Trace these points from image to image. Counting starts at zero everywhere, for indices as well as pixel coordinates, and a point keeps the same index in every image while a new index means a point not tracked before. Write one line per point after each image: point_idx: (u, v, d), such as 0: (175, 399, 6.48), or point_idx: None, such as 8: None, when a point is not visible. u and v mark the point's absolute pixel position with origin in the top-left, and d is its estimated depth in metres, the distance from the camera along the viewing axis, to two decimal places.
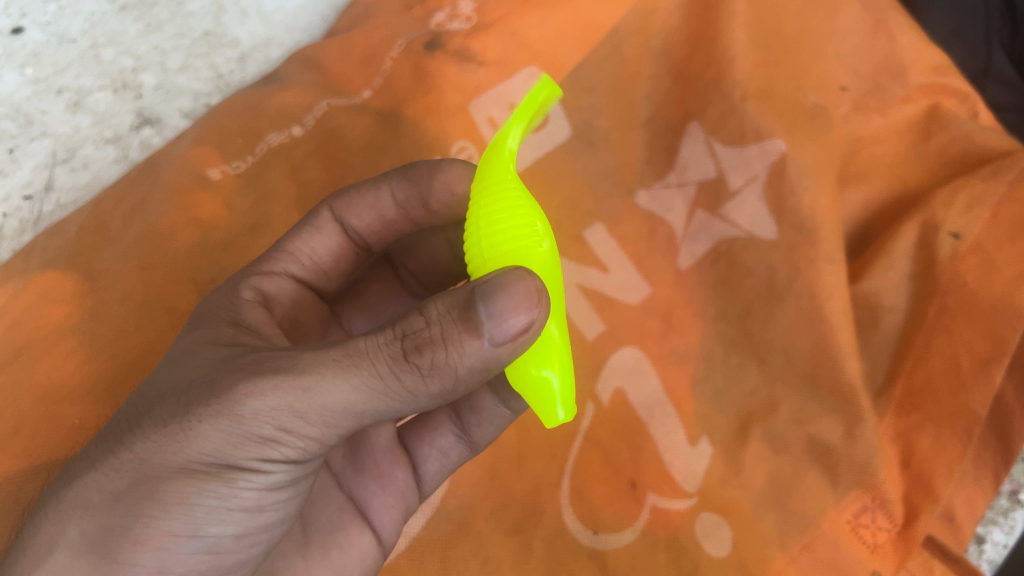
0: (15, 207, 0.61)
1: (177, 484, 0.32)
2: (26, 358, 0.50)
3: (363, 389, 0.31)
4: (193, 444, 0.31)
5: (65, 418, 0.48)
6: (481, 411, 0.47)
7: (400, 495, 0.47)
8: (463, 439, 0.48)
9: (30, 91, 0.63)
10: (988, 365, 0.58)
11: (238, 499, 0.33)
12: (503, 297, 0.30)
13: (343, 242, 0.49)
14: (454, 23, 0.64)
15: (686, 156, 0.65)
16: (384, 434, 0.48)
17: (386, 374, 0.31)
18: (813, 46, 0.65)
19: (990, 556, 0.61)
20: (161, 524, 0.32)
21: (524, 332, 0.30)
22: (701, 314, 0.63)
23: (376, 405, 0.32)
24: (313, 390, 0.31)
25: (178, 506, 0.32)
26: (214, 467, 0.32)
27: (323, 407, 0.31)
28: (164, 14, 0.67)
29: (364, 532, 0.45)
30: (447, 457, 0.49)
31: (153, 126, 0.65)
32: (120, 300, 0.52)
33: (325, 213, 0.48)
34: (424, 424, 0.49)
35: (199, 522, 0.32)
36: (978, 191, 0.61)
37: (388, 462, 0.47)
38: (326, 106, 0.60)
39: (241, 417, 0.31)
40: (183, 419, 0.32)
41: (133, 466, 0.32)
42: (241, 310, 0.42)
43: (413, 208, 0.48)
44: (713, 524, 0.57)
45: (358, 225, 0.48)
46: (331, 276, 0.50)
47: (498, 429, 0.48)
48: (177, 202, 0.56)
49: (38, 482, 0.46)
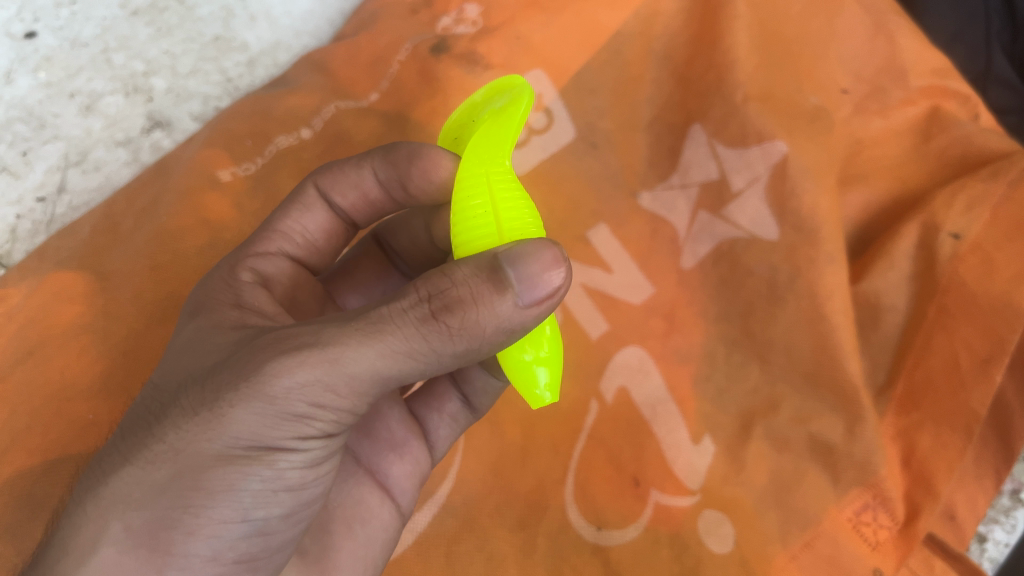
0: (28, 208, 0.62)
1: (219, 472, 0.33)
2: (40, 355, 0.51)
3: (391, 354, 0.32)
4: (228, 430, 0.32)
5: (79, 414, 0.49)
6: (479, 378, 0.50)
7: (416, 462, 0.48)
8: (466, 404, 0.51)
9: (43, 95, 0.65)
10: (987, 365, 0.58)
11: (279, 480, 0.34)
12: (531, 262, 0.31)
13: (331, 219, 0.50)
14: (460, 28, 0.65)
15: (689, 158, 0.66)
16: (394, 406, 0.49)
17: (413, 338, 0.31)
18: (812, 49, 0.66)
19: (992, 555, 0.61)
20: (208, 513, 0.33)
21: (551, 294, 0.32)
22: (703, 313, 0.64)
23: (406, 370, 0.33)
24: (341, 362, 0.32)
25: (223, 494, 0.33)
26: (250, 451, 0.33)
27: (353, 377, 0.32)
28: (175, 19, 0.69)
29: (384, 502, 0.46)
30: (455, 422, 0.51)
31: (163, 129, 0.66)
32: (131, 300, 0.53)
33: (311, 191, 0.49)
34: (429, 394, 0.51)
35: (245, 508, 0.34)
36: (977, 192, 0.62)
37: (401, 432, 0.48)
38: (334, 109, 0.62)
39: (275, 397, 0.32)
40: (213, 406, 0.32)
41: (169, 457, 0.32)
42: (242, 291, 0.42)
43: (394, 187, 0.48)
44: (716, 521, 0.58)
45: (342, 202, 0.50)
46: (323, 253, 0.51)
47: (496, 396, 0.51)
48: (186, 203, 0.56)
49: (54, 475, 0.47)
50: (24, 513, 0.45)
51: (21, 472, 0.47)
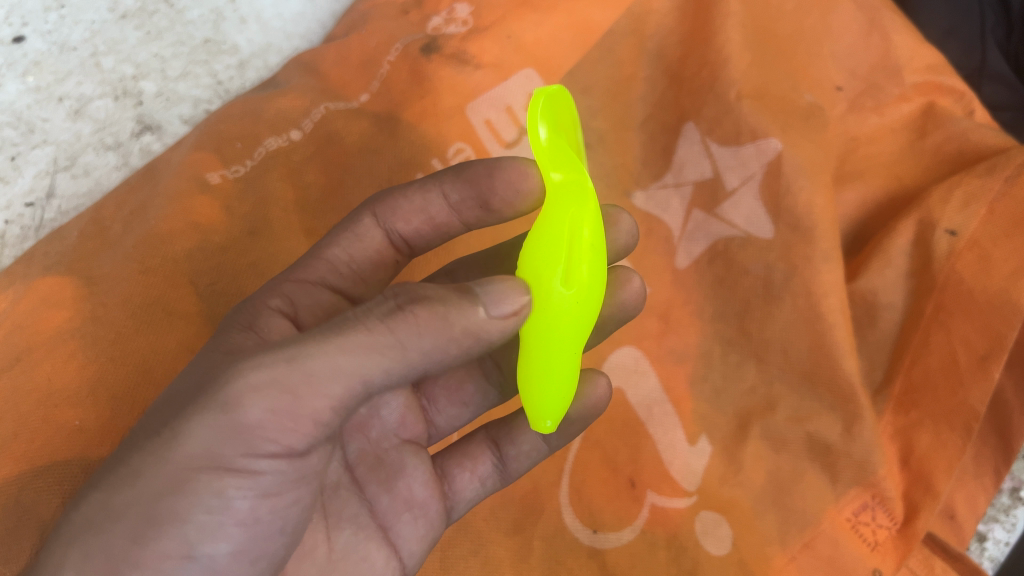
0: (16, 214, 0.62)
1: (169, 497, 0.31)
2: (27, 361, 0.50)
3: (350, 352, 0.31)
4: (184, 447, 0.31)
5: (65, 420, 0.48)
6: (524, 442, 0.49)
7: (430, 526, 0.45)
8: (499, 469, 0.49)
9: (31, 99, 0.64)
10: (986, 362, 0.58)
11: (232, 508, 0.33)
12: (493, 283, 0.34)
13: (385, 248, 0.49)
14: (450, 27, 0.65)
15: (683, 156, 0.65)
16: (420, 466, 0.46)
17: (375, 334, 0.31)
18: (806, 47, 0.65)
19: (992, 555, 0.61)
20: (155, 544, 0.31)
21: (516, 310, 0.34)
22: (698, 313, 0.64)
23: (373, 375, 0.32)
24: (300, 363, 0.31)
25: (172, 522, 0.31)
26: (201, 475, 0.32)
27: (311, 379, 0.31)
28: (164, 23, 0.68)
29: (390, 562, 0.44)
30: (484, 485, 0.49)
31: (153, 133, 0.65)
32: (119, 304, 0.52)
33: (366, 219, 0.48)
34: (462, 451, 0.49)
35: (193, 540, 0.32)
36: (974, 188, 0.61)
37: (422, 493, 0.45)
38: (324, 110, 0.61)
39: (231, 407, 0.31)
40: (174, 424, 0.32)
41: (125, 482, 0.32)
42: (259, 318, 0.42)
43: (467, 208, 0.47)
44: (713, 522, 0.57)
45: (404, 228, 0.48)
46: (369, 284, 0.49)
47: (531, 463, 0.50)
48: (175, 207, 0.56)
49: (40, 483, 0.46)
50: (13, 521, 0.45)
51: (6, 481, 0.45)
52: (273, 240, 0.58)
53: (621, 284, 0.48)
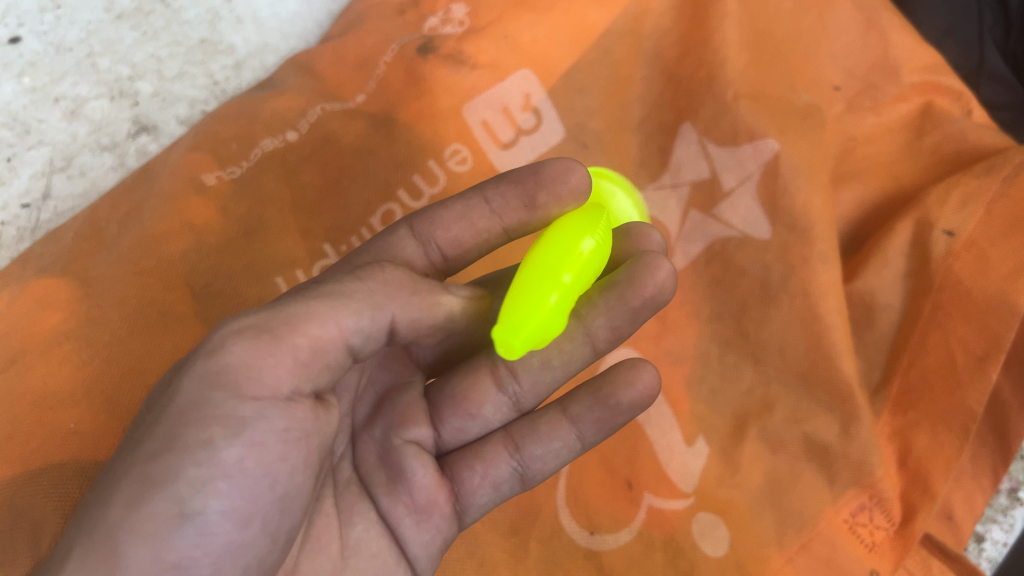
0: (13, 215, 0.61)
1: (161, 454, 0.32)
2: (22, 363, 0.49)
3: (322, 295, 0.35)
4: (175, 403, 0.33)
5: (60, 423, 0.47)
6: (555, 440, 0.47)
7: (436, 530, 0.45)
8: (517, 472, 0.47)
9: (27, 100, 0.64)
10: (984, 363, 0.57)
11: (221, 459, 0.32)
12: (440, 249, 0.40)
13: (421, 260, 0.47)
14: (447, 27, 0.65)
15: (680, 157, 0.65)
16: (425, 468, 0.45)
17: (342, 284, 0.36)
18: (803, 47, 0.65)
19: (990, 555, 0.61)
20: (150, 502, 0.31)
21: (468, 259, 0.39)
22: (695, 314, 0.63)
23: (346, 313, 0.35)
24: (279, 309, 0.35)
25: (166, 479, 0.32)
26: (190, 426, 0.32)
27: (287, 317, 0.34)
28: (160, 23, 0.68)
29: (400, 564, 0.44)
30: (498, 489, 0.47)
31: (150, 134, 0.65)
32: (114, 305, 0.52)
33: (403, 230, 0.47)
34: (475, 454, 0.47)
35: (186, 496, 0.32)
36: (971, 188, 0.61)
37: (428, 496, 0.44)
38: (320, 111, 0.61)
39: (216, 352, 0.33)
40: (168, 390, 0.34)
41: (127, 455, 0.33)
42: None
43: (511, 212, 0.47)
44: (710, 524, 0.57)
45: (443, 237, 0.47)
46: None
47: (558, 464, 0.48)
48: (171, 208, 0.56)
49: (35, 485, 0.45)
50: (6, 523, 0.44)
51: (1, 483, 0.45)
52: (269, 241, 0.57)
53: (649, 269, 0.47)
